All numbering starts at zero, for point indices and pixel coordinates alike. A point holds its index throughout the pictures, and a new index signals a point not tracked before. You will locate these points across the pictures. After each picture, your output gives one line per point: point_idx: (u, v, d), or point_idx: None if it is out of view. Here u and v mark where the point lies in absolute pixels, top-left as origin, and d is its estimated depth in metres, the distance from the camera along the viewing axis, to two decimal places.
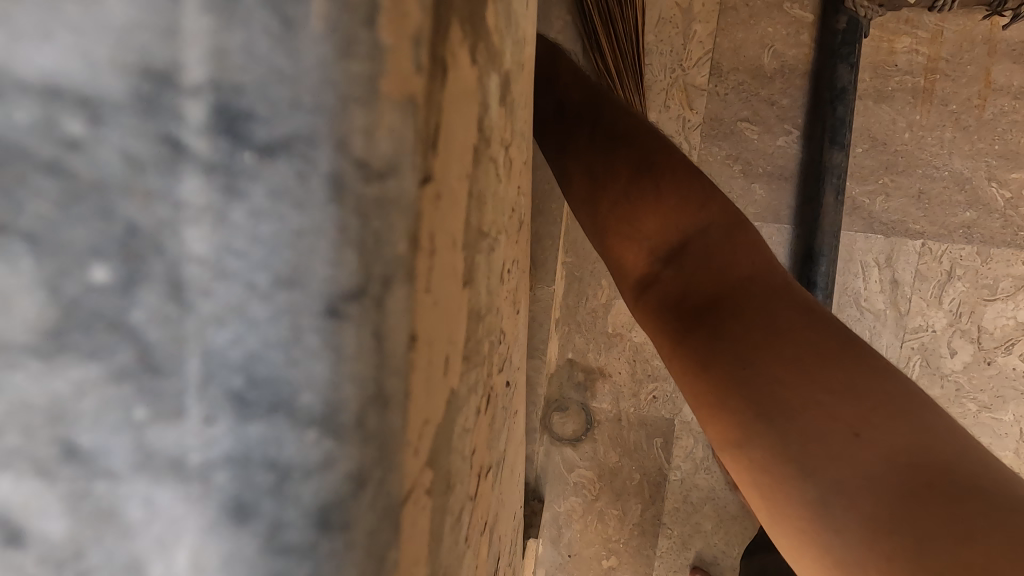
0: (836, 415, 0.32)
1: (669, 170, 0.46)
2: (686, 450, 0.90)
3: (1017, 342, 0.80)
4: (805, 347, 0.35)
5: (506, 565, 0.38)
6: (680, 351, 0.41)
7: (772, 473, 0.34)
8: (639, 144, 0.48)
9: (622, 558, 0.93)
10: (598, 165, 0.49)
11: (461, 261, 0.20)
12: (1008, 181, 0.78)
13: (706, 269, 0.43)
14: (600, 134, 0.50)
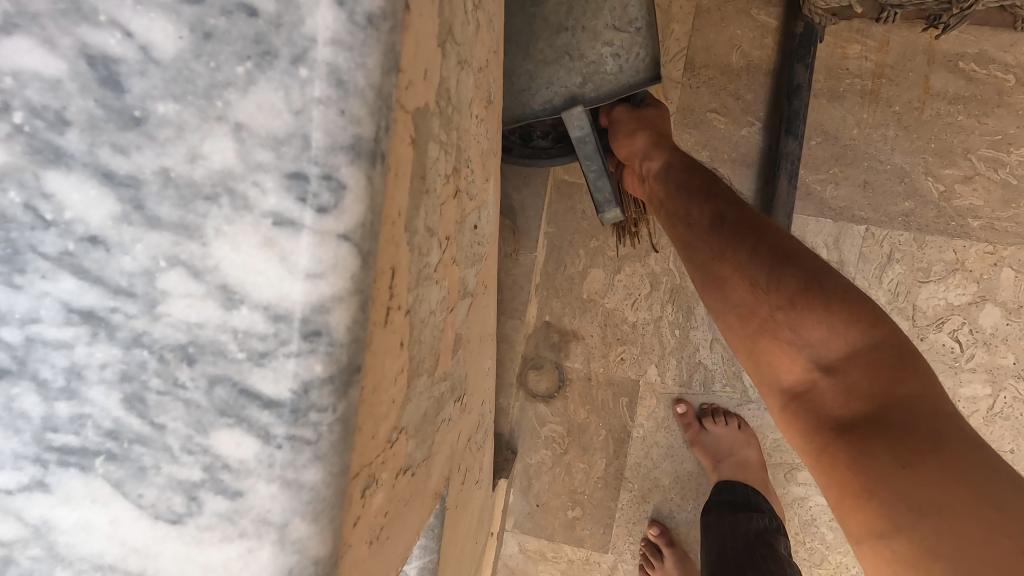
0: (984, 518, 0.37)
1: (839, 290, 0.51)
2: (649, 410, 0.98)
3: (948, 321, 0.89)
4: (968, 466, 0.40)
5: (470, 417, 0.46)
6: (832, 451, 0.46)
7: (919, 564, 0.37)
8: (810, 266, 0.53)
9: (585, 509, 1.00)
10: (763, 277, 0.54)
11: (452, 103, 0.28)
12: (942, 176, 0.88)
13: (864, 376, 0.47)
14: (764, 247, 0.55)
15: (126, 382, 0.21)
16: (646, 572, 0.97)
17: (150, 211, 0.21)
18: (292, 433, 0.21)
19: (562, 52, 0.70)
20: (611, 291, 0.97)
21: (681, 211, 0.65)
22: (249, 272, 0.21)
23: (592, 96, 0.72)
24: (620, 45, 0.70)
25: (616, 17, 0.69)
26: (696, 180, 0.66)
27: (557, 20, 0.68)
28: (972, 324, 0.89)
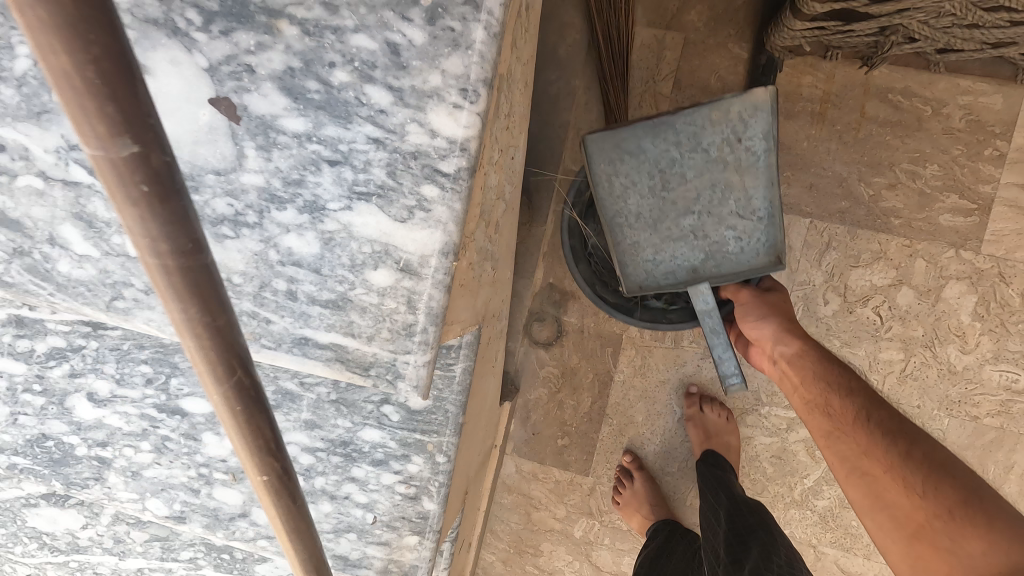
0: None
1: (995, 510, 0.60)
2: (629, 360, 1.20)
3: (871, 298, 1.11)
4: None
5: (496, 296, 0.69)
6: None
7: None
8: (969, 486, 0.63)
9: (572, 439, 1.21)
10: (915, 482, 0.66)
11: (511, 80, 0.51)
12: (872, 183, 1.11)
13: None
14: (918, 455, 0.67)
15: (388, 168, 0.45)
16: (618, 492, 1.18)
17: (403, 101, 0.44)
18: (452, 191, 0.45)
19: (687, 233, 0.91)
20: None
21: (819, 399, 0.78)
22: (442, 127, 0.44)
23: (715, 269, 0.92)
24: (742, 232, 0.90)
25: (740, 208, 0.89)
26: (842, 379, 0.78)
27: (686, 209, 0.89)
28: (890, 302, 1.11)
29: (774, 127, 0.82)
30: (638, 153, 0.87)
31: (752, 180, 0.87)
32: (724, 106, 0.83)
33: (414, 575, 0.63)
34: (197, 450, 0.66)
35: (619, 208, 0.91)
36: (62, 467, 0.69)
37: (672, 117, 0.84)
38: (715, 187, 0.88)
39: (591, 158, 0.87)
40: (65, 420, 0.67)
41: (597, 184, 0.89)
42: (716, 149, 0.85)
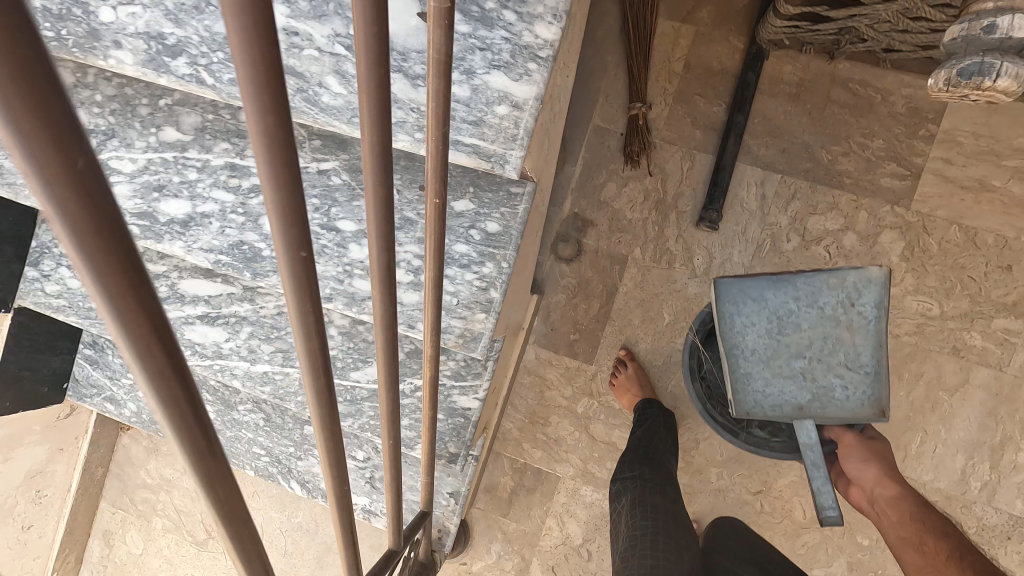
0: None
1: None
2: (632, 276, 1.53)
3: (823, 239, 1.44)
4: None
5: (546, 174, 1.04)
6: None
7: None
8: None
9: (581, 334, 1.56)
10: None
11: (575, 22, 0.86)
12: (831, 150, 1.43)
13: None
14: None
15: (503, 57, 0.75)
16: (614, 373, 1.51)
17: (518, 17, 0.73)
18: (538, 74, 0.74)
19: (797, 373, 1.25)
20: (619, 198, 1.53)
21: (915, 539, 1.17)
22: (538, 33, 0.73)
23: (817, 408, 1.24)
24: (847, 380, 1.23)
25: (848, 360, 1.23)
26: (933, 531, 1.17)
27: (795, 349, 1.25)
28: (837, 243, 1.43)
29: (884, 299, 1.18)
30: (761, 299, 1.23)
31: (861, 340, 1.22)
32: (840, 275, 1.19)
33: (478, 340, 0.96)
34: (344, 254, 1.00)
35: (738, 342, 1.25)
36: (252, 264, 1.04)
37: (794, 277, 1.22)
38: (826, 338, 1.23)
39: (721, 295, 1.23)
40: (257, 232, 1.03)
41: (725, 318, 1.23)
42: (832, 307, 1.21)
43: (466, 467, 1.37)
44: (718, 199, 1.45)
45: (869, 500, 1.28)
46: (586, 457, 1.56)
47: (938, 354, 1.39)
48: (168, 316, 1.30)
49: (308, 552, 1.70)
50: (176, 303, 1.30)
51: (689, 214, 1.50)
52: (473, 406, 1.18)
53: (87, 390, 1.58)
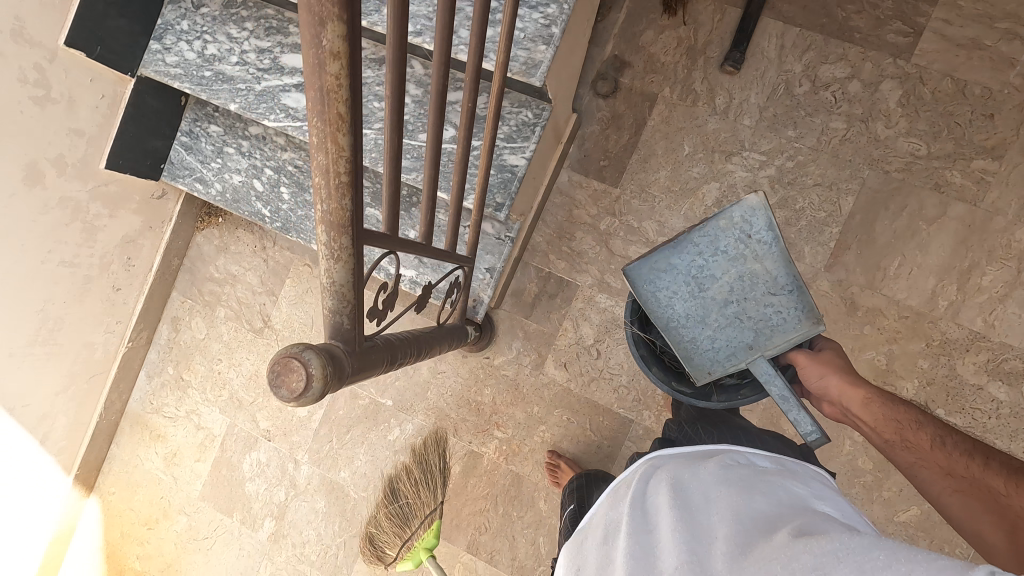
0: None
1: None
2: (660, 113, 1.75)
3: (830, 85, 1.65)
4: None
5: None
6: None
7: None
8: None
9: (610, 161, 1.78)
10: (994, 480, 0.97)
11: None
12: (845, 10, 1.64)
13: None
14: (994, 463, 0.99)
15: None
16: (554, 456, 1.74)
17: None
18: None
19: (734, 319, 1.40)
20: (655, 45, 1.76)
21: (897, 438, 1.11)
22: None
23: (767, 340, 1.38)
24: (778, 305, 1.38)
25: (768, 287, 1.38)
26: (909, 423, 1.12)
27: (722, 300, 1.41)
28: (842, 89, 1.64)
29: (769, 221, 1.33)
30: (671, 267, 1.41)
31: (771, 264, 1.37)
32: (728, 216, 1.37)
33: (539, 68, 1.19)
34: None
35: (670, 315, 1.43)
36: None
37: (688, 235, 1.40)
38: (742, 276, 1.39)
39: (637, 279, 1.42)
40: None
41: (648, 297, 1.42)
42: (733, 249, 1.38)
43: (502, 246, 1.61)
44: (743, 44, 1.66)
45: (841, 410, 1.25)
46: (604, 269, 1.78)
47: (922, 188, 1.59)
48: (268, 84, 1.55)
49: None
50: (276, 74, 1.55)
51: (716, 59, 1.72)
52: (519, 164, 1.40)
53: (180, 172, 1.82)
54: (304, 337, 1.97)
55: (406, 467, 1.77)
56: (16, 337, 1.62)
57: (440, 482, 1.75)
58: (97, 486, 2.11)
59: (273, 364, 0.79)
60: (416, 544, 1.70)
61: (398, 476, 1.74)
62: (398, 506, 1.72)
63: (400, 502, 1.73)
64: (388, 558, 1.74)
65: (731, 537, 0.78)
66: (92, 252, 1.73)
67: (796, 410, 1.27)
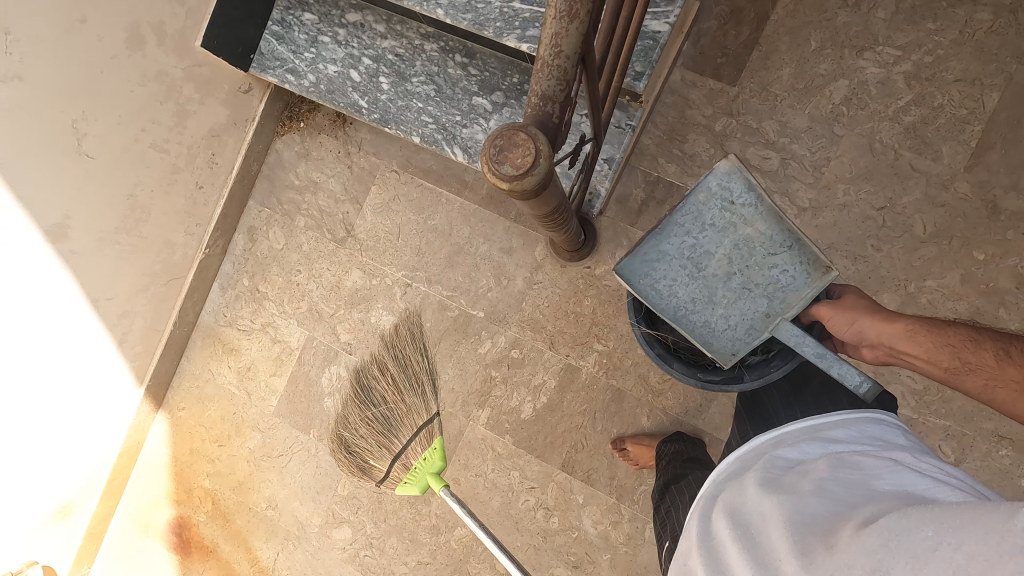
0: None
1: None
2: (785, 6, 1.64)
3: None
4: None
5: None
6: None
7: None
8: None
9: (729, 58, 1.67)
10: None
11: None
12: None
13: None
14: None
15: None
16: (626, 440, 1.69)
17: None
18: None
19: (741, 291, 1.39)
20: None
21: (958, 362, 1.08)
22: None
23: (780, 302, 1.36)
24: (782, 264, 1.37)
25: (764, 250, 1.39)
26: (966, 345, 1.08)
27: (723, 275, 1.40)
28: None
29: (747, 181, 1.35)
30: (665, 253, 1.41)
31: (761, 228, 1.38)
32: (708, 188, 1.38)
33: None
34: None
35: (677, 302, 1.40)
36: None
37: (675, 218, 1.40)
38: (738, 245, 1.40)
39: (637, 275, 1.40)
40: None
41: (652, 289, 1.40)
42: (722, 221, 1.39)
43: (622, 135, 1.51)
44: None
45: (887, 352, 1.20)
46: None
47: None
48: None
49: (441, 251, 1.84)
50: None
51: None
52: (662, 30, 1.30)
53: (270, 63, 1.71)
54: (389, 246, 1.88)
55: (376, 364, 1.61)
56: (106, 218, 1.53)
57: (426, 381, 1.58)
58: (165, 402, 2.02)
59: (489, 144, 0.70)
60: (416, 464, 1.51)
61: (362, 372, 1.60)
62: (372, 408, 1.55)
63: (373, 404, 1.56)
64: (377, 474, 1.56)
65: (791, 550, 0.73)
66: (181, 140, 1.64)
67: (836, 365, 1.17)
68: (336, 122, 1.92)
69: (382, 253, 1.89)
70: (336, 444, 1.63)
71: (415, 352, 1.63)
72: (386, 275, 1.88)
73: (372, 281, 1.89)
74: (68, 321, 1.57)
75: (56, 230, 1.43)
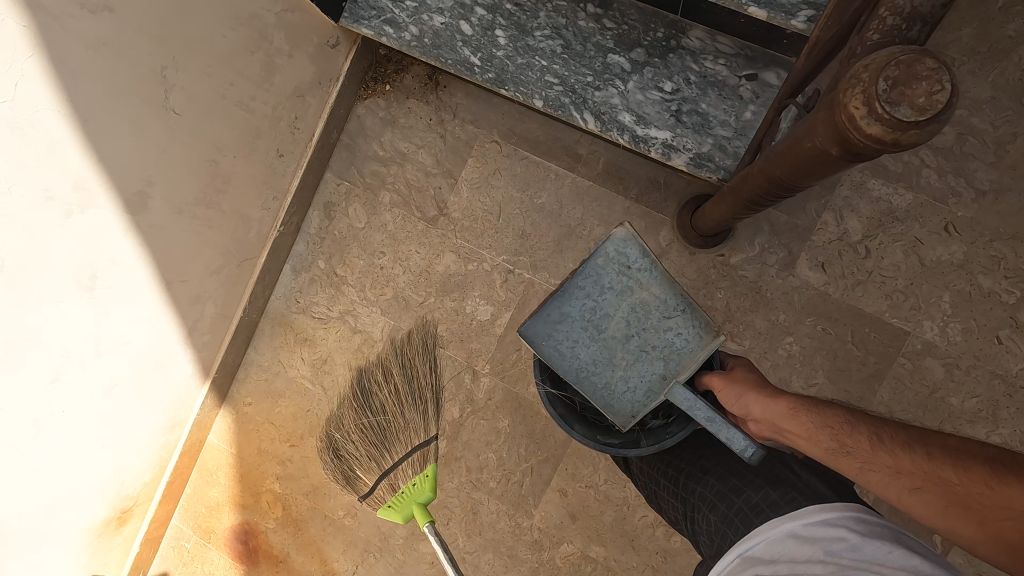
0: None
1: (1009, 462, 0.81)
2: None
3: None
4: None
5: None
6: None
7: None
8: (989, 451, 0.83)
9: None
10: (946, 471, 0.85)
11: None
12: None
13: None
14: (938, 452, 0.87)
15: None
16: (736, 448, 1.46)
17: None
18: None
19: (639, 353, 1.28)
20: None
21: (835, 443, 0.96)
22: None
23: (675, 366, 1.26)
24: (676, 328, 1.28)
25: (659, 314, 1.29)
26: (843, 425, 0.97)
27: (622, 338, 1.29)
28: None
29: (644, 249, 1.25)
30: (565, 317, 1.30)
31: (655, 291, 1.29)
32: (605, 254, 1.27)
33: None
34: None
35: (575, 367, 1.29)
36: None
37: (573, 281, 1.29)
38: (633, 308, 1.29)
39: (536, 339, 1.29)
40: None
41: (549, 355, 1.29)
42: (617, 284, 1.29)
43: None
44: None
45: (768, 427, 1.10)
46: None
47: None
48: None
49: (548, 234, 1.63)
50: None
51: None
52: None
53: (365, 13, 1.50)
54: (488, 228, 1.67)
55: (382, 367, 1.55)
56: (188, 184, 1.33)
57: (429, 402, 1.52)
58: (229, 397, 1.83)
59: (863, 75, 0.62)
60: (403, 488, 1.45)
61: (365, 374, 1.53)
62: (367, 417, 1.49)
63: (370, 414, 1.50)
64: (362, 487, 1.51)
65: None
66: (266, 99, 1.44)
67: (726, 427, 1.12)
68: (427, 85, 1.70)
69: (480, 235, 1.68)
70: (324, 446, 1.58)
71: (427, 367, 1.57)
72: (484, 260, 1.67)
73: (468, 267, 1.68)
74: (141, 308, 1.36)
75: (135, 198, 1.21)
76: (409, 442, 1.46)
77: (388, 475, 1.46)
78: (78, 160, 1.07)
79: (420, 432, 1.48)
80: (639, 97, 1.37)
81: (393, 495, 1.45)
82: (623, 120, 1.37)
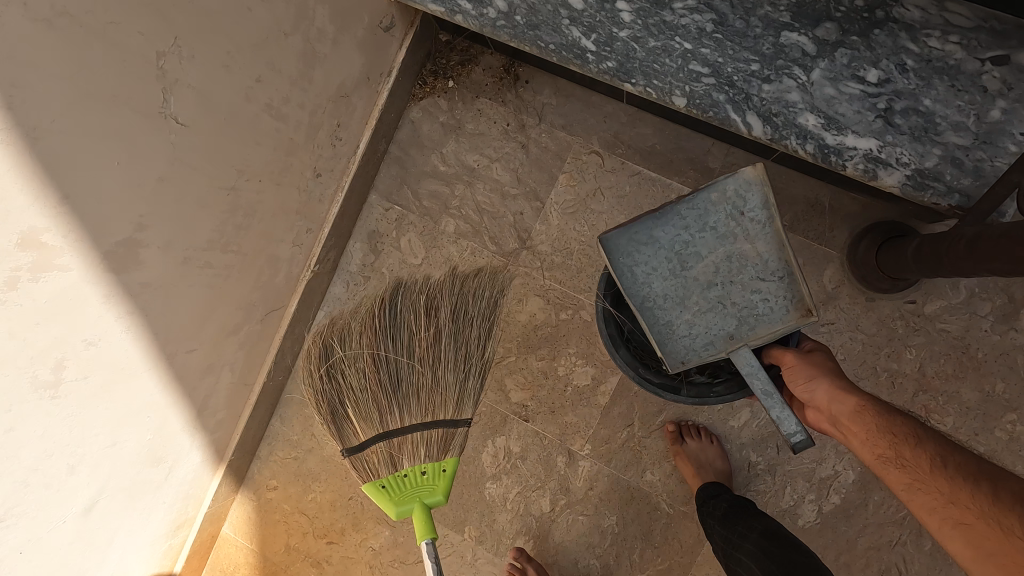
0: None
1: None
2: None
3: None
4: None
5: None
6: None
7: None
8: None
9: None
10: (1010, 518, 0.62)
11: None
12: None
13: None
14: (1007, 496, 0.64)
15: None
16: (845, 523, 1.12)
17: None
18: None
19: (717, 304, 1.00)
20: None
21: (893, 455, 0.76)
22: None
23: (749, 333, 0.99)
24: (767, 293, 0.99)
25: (757, 272, 0.99)
26: (906, 438, 0.76)
27: (705, 282, 1.00)
28: None
29: (770, 198, 0.95)
30: (652, 240, 1.00)
31: (763, 247, 0.99)
32: (721, 186, 0.97)
33: None
34: None
35: (642, 296, 1.00)
36: None
37: (678, 203, 0.98)
38: (730, 257, 1.00)
39: (610, 253, 0.99)
40: None
41: (619, 276, 0.99)
42: (724, 225, 0.99)
43: None
44: None
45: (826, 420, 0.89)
46: None
47: None
48: None
49: None
50: None
51: None
52: None
53: None
54: (588, 266, 1.28)
55: (429, 294, 1.18)
56: (200, 223, 0.94)
57: (474, 372, 1.15)
58: (247, 480, 1.43)
59: None
60: (408, 471, 1.09)
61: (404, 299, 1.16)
62: (387, 356, 1.12)
63: (391, 352, 1.13)
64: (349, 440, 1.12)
65: None
66: (304, 100, 1.05)
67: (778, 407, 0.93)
68: (503, 80, 1.31)
69: (577, 275, 1.28)
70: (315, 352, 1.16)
71: (485, 321, 1.19)
72: (582, 307, 1.28)
73: (561, 316, 1.29)
74: (133, 396, 0.97)
75: (123, 251, 0.82)
76: (433, 413, 1.10)
77: (389, 439, 1.10)
78: (27, 201, 0.68)
79: (450, 407, 1.12)
80: (824, 89, 0.97)
81: (391, 475, 1.08)
82: (804, 123, 0.98)
